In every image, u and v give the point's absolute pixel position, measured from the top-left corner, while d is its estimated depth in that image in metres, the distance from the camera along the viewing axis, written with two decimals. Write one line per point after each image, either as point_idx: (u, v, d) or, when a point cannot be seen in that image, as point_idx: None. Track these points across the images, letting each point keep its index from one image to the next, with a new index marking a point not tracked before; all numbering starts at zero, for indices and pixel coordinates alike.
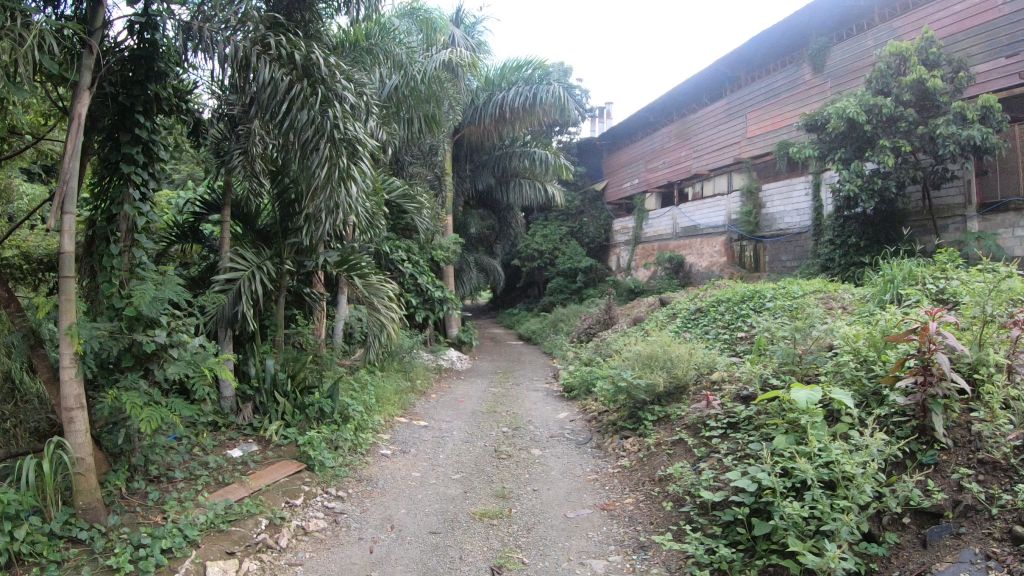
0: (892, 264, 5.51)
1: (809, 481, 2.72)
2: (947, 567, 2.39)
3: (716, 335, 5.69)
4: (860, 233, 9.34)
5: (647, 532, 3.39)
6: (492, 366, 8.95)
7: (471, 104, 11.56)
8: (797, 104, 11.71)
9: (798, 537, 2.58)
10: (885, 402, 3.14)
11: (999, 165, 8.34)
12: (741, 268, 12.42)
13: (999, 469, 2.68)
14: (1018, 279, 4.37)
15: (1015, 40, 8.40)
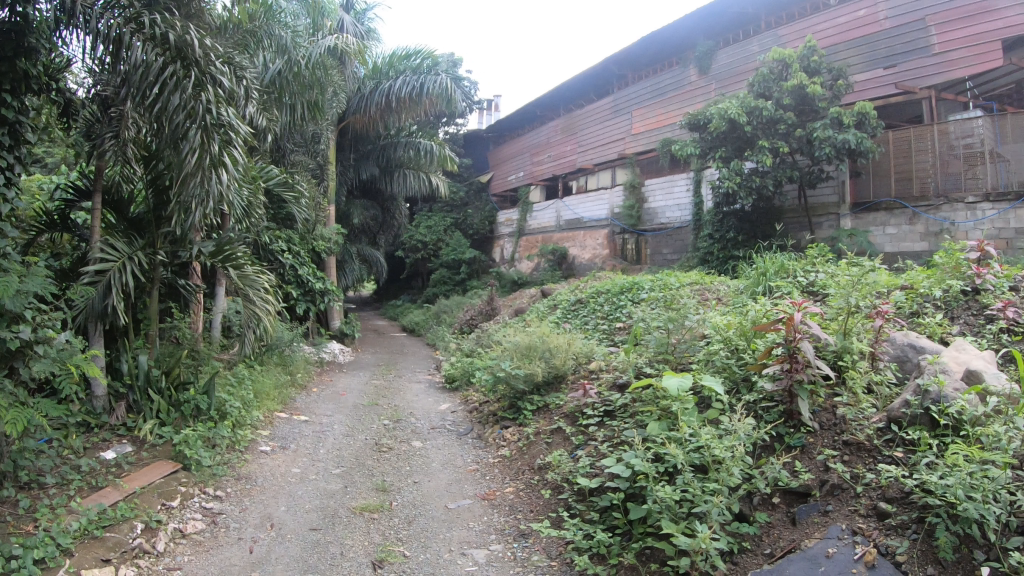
0: (764, 258, 5.75)
1: (680, 465, 2.79)
2: (815, 544, 2.52)
3: (595, 325, 5.78)
4: (736, 229, 9.74)
5: (527, 519, 3.42)
6: (375, 358, 8.79)
7: (357, 92, 11.22)
8: (681, 103, 12.11)
9: (672, 519, 2.65)
10: (754, 389, 3.25)
11: (871, 167, 8.93)
12: (623, 261, 12.79)
13: (863, 449, 2.84)
14: (881, 273, 4.63)
15: (893, 53, 9.18)
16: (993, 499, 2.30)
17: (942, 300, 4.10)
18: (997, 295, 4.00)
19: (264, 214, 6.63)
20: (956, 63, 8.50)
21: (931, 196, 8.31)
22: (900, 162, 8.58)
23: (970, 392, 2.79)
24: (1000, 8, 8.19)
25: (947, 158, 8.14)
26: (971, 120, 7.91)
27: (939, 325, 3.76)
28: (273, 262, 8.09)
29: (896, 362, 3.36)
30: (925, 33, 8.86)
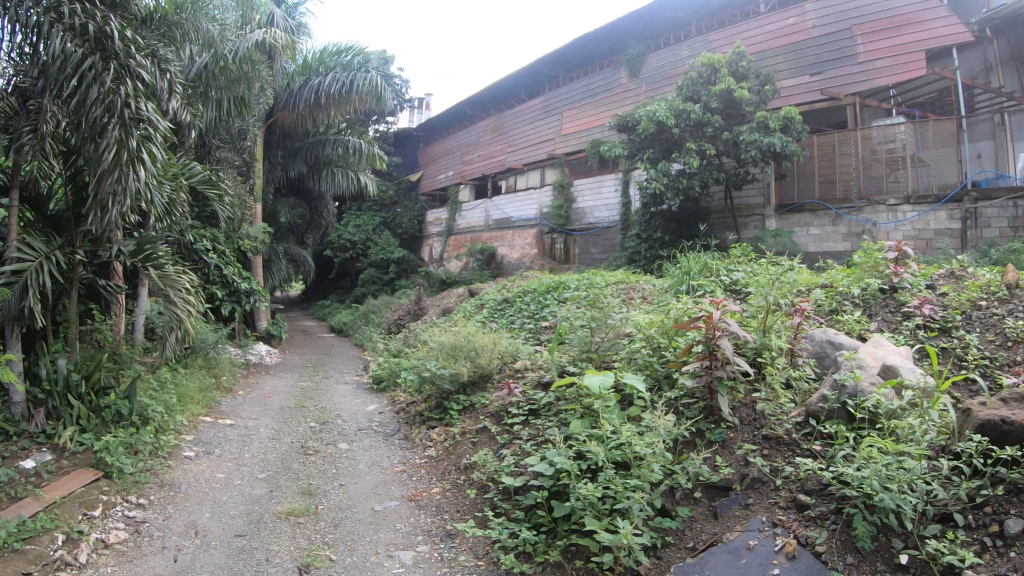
0: (688, 257, 5.85)
1: (601, 463, 2.81)
2: (737, 537, 2.57)
3: (522, 324, 5.78)
4: (664, 229, 9.80)
5: (453, 519, 3.40)
6: (303, 359, 8.63)
7: (285, 88, 10.95)
8: (611, 105, 12.27)
9: (595, 515, 2.68)
10: (675, 385, 3.30)
11: (796, 170, 9.17)
12: (552, 260, 12.88)
13: (782, 443, 2.89)
14: (801, 273, 4.74)
15: (820, 60, 9.51)
16: (909, 489, 2.40)
17: (859, 298, 4.15)
18: (911, 292, 4.06)
19: (185, 211, 6.44)
20: (882, 71, 8.92)
21: (853, 198, 8.63)
22: (824, 165, 8.86)
23: (886, 386, 2.86)
24: (925, 19, 8.69)
25: (870, 162, 8.47)
26: (894, 125, 8.27)
27: (856, 322, 3.82)
28: (197, 261, 7.84)
29: (815, 358, 3.38)
30: (851, 42, 9.24)
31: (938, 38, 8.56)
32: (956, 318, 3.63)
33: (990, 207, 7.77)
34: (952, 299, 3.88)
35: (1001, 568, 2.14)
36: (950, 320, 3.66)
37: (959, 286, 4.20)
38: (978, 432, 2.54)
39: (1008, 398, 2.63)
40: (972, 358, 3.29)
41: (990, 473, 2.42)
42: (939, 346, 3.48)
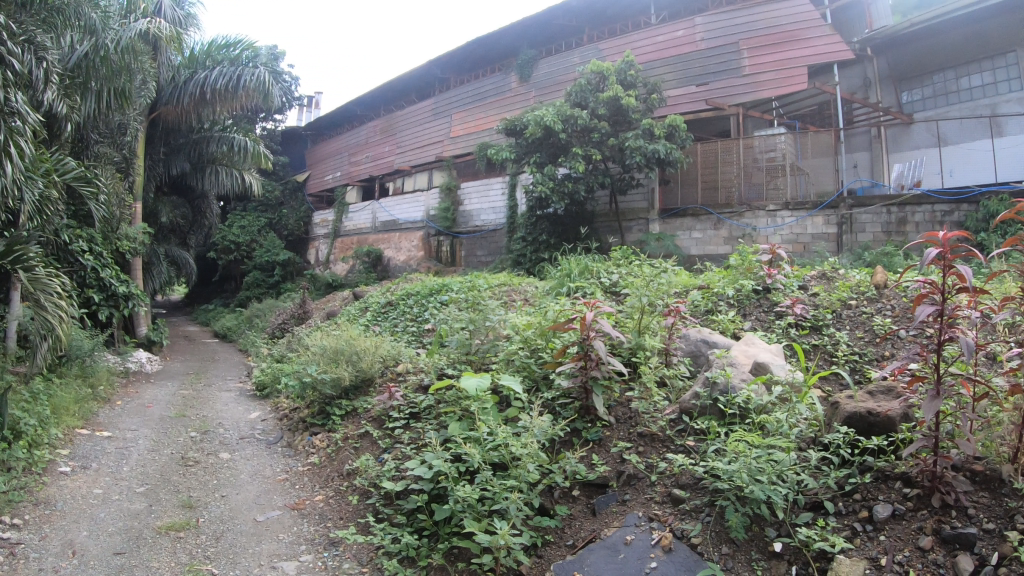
0: (569, 260, 5.92)
1: (477, 465, 2.76)
2: (613, 533, 2.50)
3: (405, 326, 5.70)
4: (549, 232, 9.96)
5: (336, 527, 3.33)
6: (184, 366, 8.27)
7: (170, 82, 10.40)
8: (500, 109, 12.35)
9: (475, 517, 2.64)
10: (551, 385, 3.24)
11: (679, 177, 9.54)
12: (438, 262, 12.84)
13: (657, 440, 2.86)
14: (682, 276, 4.84)
15: (706, 72, 9.87)
16: (779, 480, 2.37)
17: (734, 299, 4.31)
18: (784, 293, 4.24)
19: (57, 209, 6.07)
20: (765, 84, 9.36)
21: (735, 204, 8.98)
22: (707, 173, 9.25)
23: (755, 382, 2.84)
24: (810, 37, 9.14)
25: (751, 169, 8.86)
26: (775, 136, 8.62)
27: (732, 322, 3.95)
28: (73, 265, 7.38)
29: (689, 357, 3.44)
30: (737, 55, 9.63)
31: (819, 54, 9.06)
32: (827, 316, 3.78)
33: (865, 214, 8.24)
34: (823, 300, 4.05)
35: (872, 551, 2.17)
36: (820, 319, 3.80)
37: (830, 287, 4.41)
38: (845, 424, 2.55)
39: (875, 391, 2.65)
40: (842, 354, 3.37)
41: (858, 462, 2.45)
42: (810, 343, 3.59)
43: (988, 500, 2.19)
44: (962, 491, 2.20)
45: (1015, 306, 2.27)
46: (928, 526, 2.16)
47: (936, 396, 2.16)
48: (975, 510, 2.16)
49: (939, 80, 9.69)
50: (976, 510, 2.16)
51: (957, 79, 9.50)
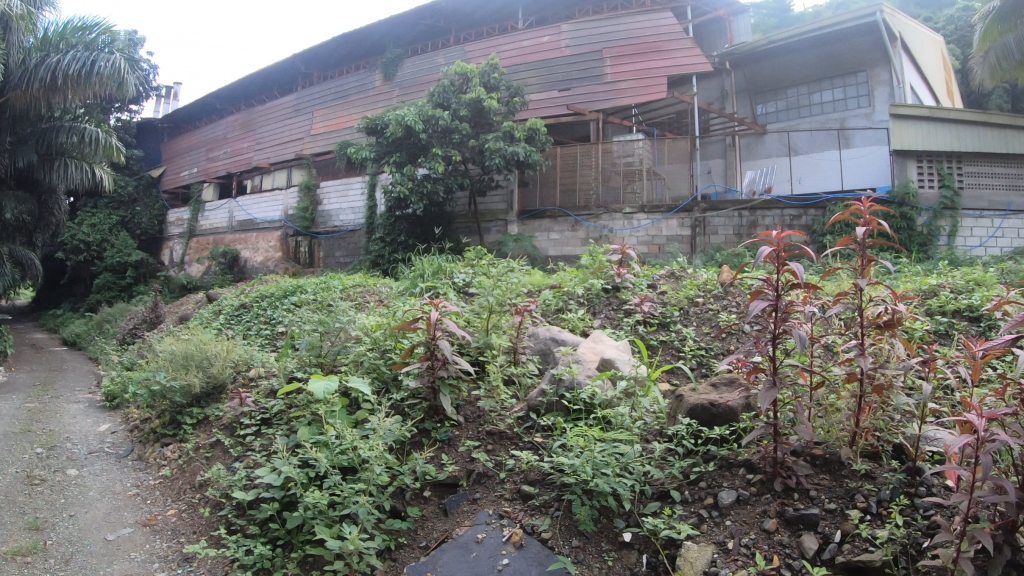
0: (422, 260, 5.81)
1: (324, 469, 2.56)
2: (465, 532, 2.38)
3: (258, 330, 5.39)
4: (408, 233, 9.86)
5: (190, 541, 3.17)
6: (29, 377, 7.66)
7: (17, 64, 9.72)
8: (363, 107, 12.30)
9: (325, 523, 2.46)
10: (401, 386, 2.96)
11: (538, 179, 9.74)
12: (295, 264, 12.46)
13: (505, 438, 2.77)
14: (535, 276, 4.79)
15: (568, 78, 10.13)
16: (625, 472, 2.34)
17: (584, 297, 4.38)
18: (633, 292, 4.37)
19: None
20: (625, 91, 9.72)
21: (592, 206, 9.19)
22: (566, 175, 9.46)
23: (600, 377, 2.88)
24: (670, 49, 9.55)
25: (609, 173, 9.12)
26: (633, 142, 8.95)
27: (581, 320, 4.02)
28: None
29: (538, 355, 3.35)
30: (600, 63, 9.93)
31: (680, 66, 9.47)
32: (674, 314, 3.92)
33: (717, 217, 8.61)
34: (671, 297, 4.19)
35: (719, 536, 2.16)
36: (668, 316, 3.94)
37: (678, 285, 4.56)
38: (688, 416, 2.55)
39: (718, 383, 2.68)
40: (689, 349, 3.48)
41: (703, 452, 2.46)
42: (659, 340, 3.70)
43: (828, 482, 2.24)
44: (802, 474, 2.23)
45: (846, 302, 2.13)
46: (772, 509, 2.18)
47: (772, 386, 2.02)
48: (816, 492, 2.21)
49: (793, 95, 10.24)
50: (817, 492, 2.21)
51: (809, 94, 10.05)
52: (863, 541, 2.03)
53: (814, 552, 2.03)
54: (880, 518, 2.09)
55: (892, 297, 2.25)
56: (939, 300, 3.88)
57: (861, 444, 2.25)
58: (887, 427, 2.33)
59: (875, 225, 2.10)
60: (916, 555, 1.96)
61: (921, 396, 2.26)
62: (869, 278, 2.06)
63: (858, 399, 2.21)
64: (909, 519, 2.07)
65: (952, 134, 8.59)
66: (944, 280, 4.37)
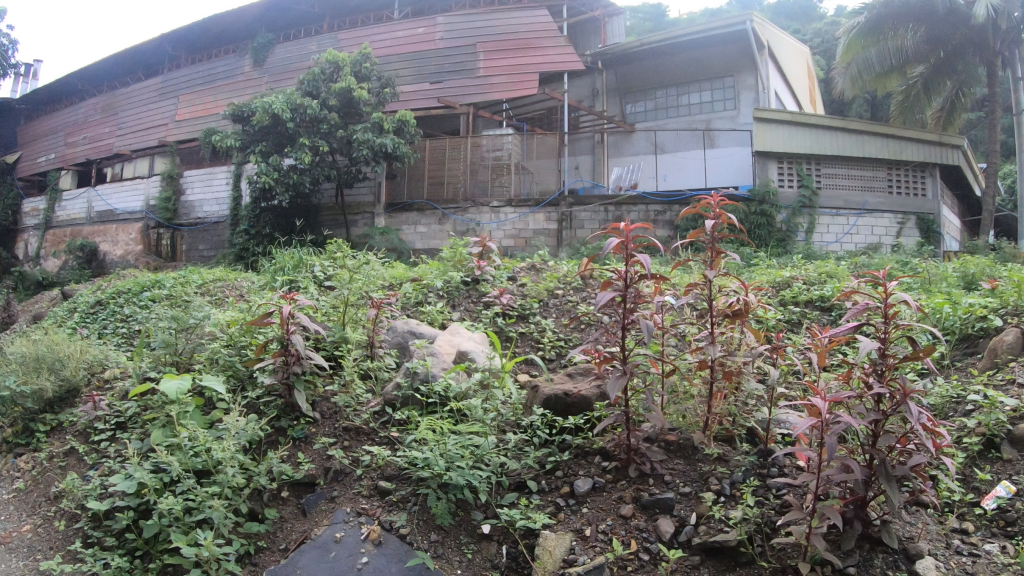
0: (283, 252, 5.10)
1: (177, 474, 2.40)
2: (322, 532, 2.27)
3: (115, 329, 4.93)
4: (272, 225, 9.76)
5: (47, 557, 2.90)
6: None
7: None
8: (230, 92, 12.17)
9: (181, 530, 2.26)
10: (256, 385, 2.79)
11: (406, 171, 9.64)
12: (156, 258, 11.92)
13: (361, 434, 2.64)
14: (390, 270, 4.41)
15: (440, 70, 10.46)
16: (480, 464, 2.30)
17: (444, 290, 4.09)
18: (492, 284, 4.16)
19: None
20: (496, 86, 10.07)
21: (460, 199, 9.22)
22: (433, 169, 9.44)
23: (455, 369, 2.74)
24: (542, 47, 10.06)
25: (477, 167, 9.22)
26: (501, 136, 9.12)
27: (440, 312, 3.76)
28: None
29: (395, 348, 3.12)
30: (472, 58, 10.33)
31: (551, 62, 9.93)
32: (533, 305, 3.82)
33: (583, 211, 8.82)
34: (530, 289, 4.08)
35: (576, 524, 2.17)
36: (527, 308, 3.82)
37: (539, 277, 4.48)
38: (543, 407, 2.55)
39: (573, 372, 2.69)
40: (548, 341, 3.41)
41: (557, 441, 2.46)
42: (517, 332, 3.58)
43: (683, 467, 2.28)
44: (656, 460, 2.26)
45: (696, 292, 2.11)
46: (628, 495, 2.20)
47: (621, 375, 2.00)
48: (670, 476, 2.24)
49: (660, 97, 10.34)
50: (671, 476, 2.24)
51: (678, 96, 10.19)
52: (717, 521, 2.07)
53: (670, 535, 2.06)
54: (733, 499, 2.13)
55: (741, 287, 2.28)
56: (793, 292, 4.06)
57: (714, 429, 2.30)
58: (739, 412, 2.37)
59: (724, 218, 2.10)
60: (769, 533, 2.02)
61: (771, 382, 2.28)
62: (718, 270, 2.06)
63: (710, 386, 2.23)
64: (761, 499, 2.12)
65: (810, 138, 8.88)
66: (798, 272, 4.60)
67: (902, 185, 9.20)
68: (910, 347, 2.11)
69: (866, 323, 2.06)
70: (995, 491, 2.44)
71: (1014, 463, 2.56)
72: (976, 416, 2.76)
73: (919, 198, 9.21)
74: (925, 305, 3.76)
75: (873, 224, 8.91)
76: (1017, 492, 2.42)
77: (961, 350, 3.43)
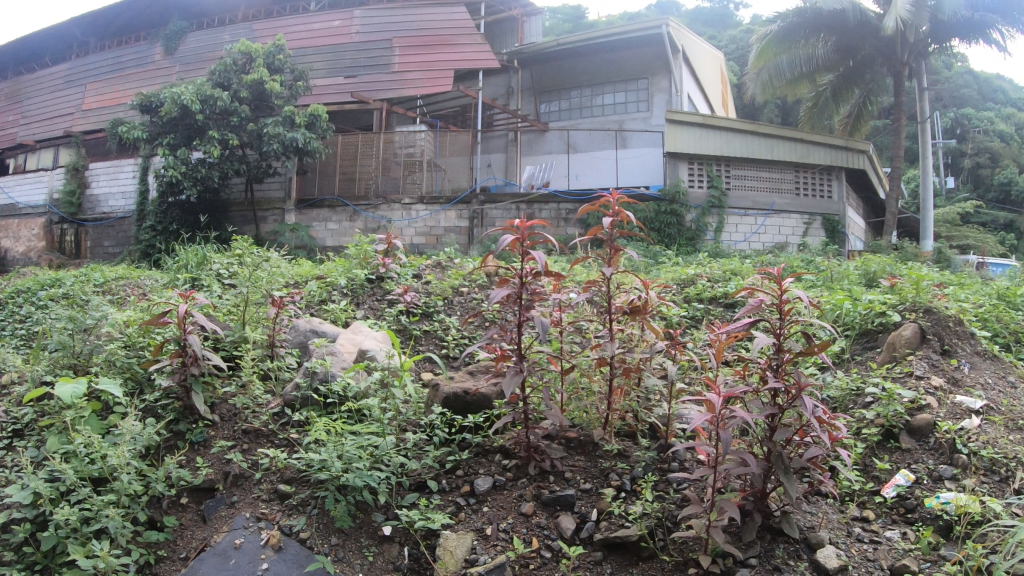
0: (187, 248, 4.98)
1: (71, 484, 2.27)
2: (222, 539, 2.19)
3: (9, 330, 4.65)
4: (179, 222, 9.42)
5: None
6: None
7: None
8: (141, 82, 11.86)
9: (78, 542, 2.12)
10: (155, 389, 2.69)
11: (317, 167, 9.57)
12: (59, 254, 11.42)
13: (261, 436, 2.57)
14: (297, 266, 4.33)
15: (355, 64, 10.46)
16: (378, 465, 2.26)
17: (348, 287, 4.03)
18: (397, 282, 4.12)
19: None
20: (411, 82, 10.16)
21: (371, 196, 9.16)
22: (345, 164, 9.36)
23: (355, 369, 2.69)
24: (458, 44, 10.16)
25: (389, 163, 9.16)
26: (414, 133, 9.08)
27: (343, 311, 3.68)
28: None
29: (297, 349, 3.04)
30: (387, 53, 10.39)
31: (466, 60, 10.05)
32: (437, 303, 3.80)
33: (494, 209, 8.94)
34: (436, 287, 4.03)
35: (477, 523, 2.16)
36: (431, 305, 3.80)
37: (444, 274, 4.43)
38: (442, 406, 2.53)
39: (475, 369, 2.68)
40: (452, 339, 3.41)
41: (458, 440, 2.45)
42: (420, 329, 3.53)
43: (584, 463, 2.30)
44: (556, 457, 2.28)
45: (596, 291, 2.15)
46: (528, 493, 2.21)
47: (517, 372, 2.01)
48: (572, 473, 2.26)
49: (575, 96, 10.34)
50: (572, 473, 2.26)
51: (591, 96, 10.20)
52: (618, 517, 2.09)
53: (572, 532, 2.07)
54: (633, 494, 2.16)
55: (641, 285, 2.32)
56: (697, 288, 4.19)
57: (614, 425, 2.33)
58: (642, 407, 2.40)
59: (623, 216, 2.13)
60: (670, 527, 2.05)
61: (669, 377, 2.31)
62: (617, 267, 2.09)
63: (610, 382, 2.26)
64: (661, 493, 2.15)
65: (721, 140, 9.27)
66: (704, 269, 4.72)
67: (808, 189, 9.66)
68: (804, 342, 2.13)
69: (761, 318, 2.09)
70: (895, 479, 2.52)
71: (912, 452, 2.66)
72: (874, 408, 2.86)
73: (825, 199, 9.73)
74: (827, 302, 3.90)
75: (781, 225, 9.35)
76: (915, 480, 2.51)
77: (862, 344, 3.58)
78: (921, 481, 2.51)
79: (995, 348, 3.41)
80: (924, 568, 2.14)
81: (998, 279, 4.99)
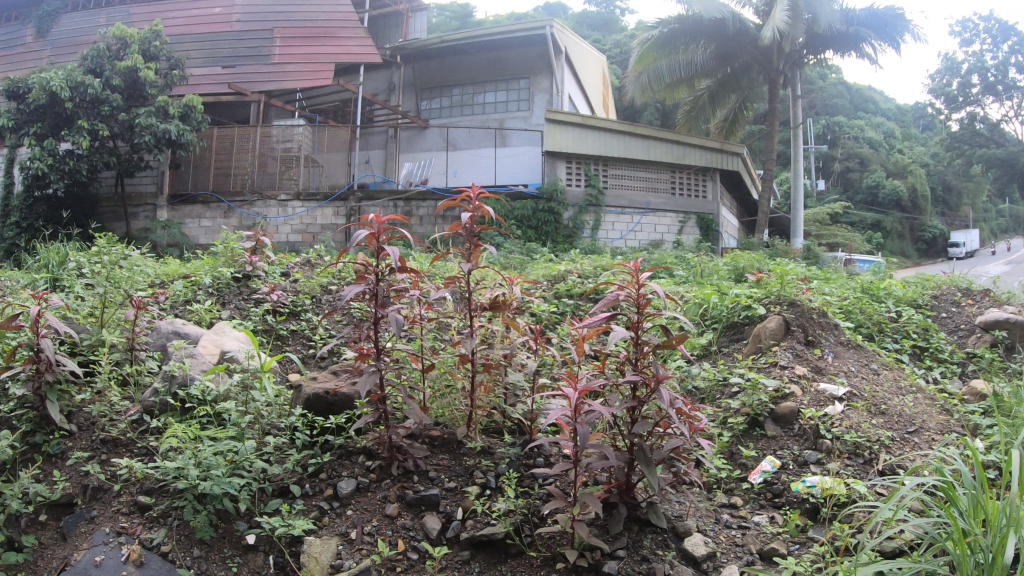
0: (48, 247, 4.81)
1: None
2: (82, 556, 2.11)
3: None
4: (44, 217, 8.84)
5: None
6: None
7: None
8: (10, 64, 11.22)
9: None
10: (7, 398, 2.58)
11: (191, 161, 9.30)
12: None
13: (119, 446, 2.50)
14: (157, 265, 4.22)
15: (234, 53, 10.17)
16: (237, 471, 2.22)
17: (213, 287, 3.94)
18: (265, 280, 4.05)
19: None
20: (290, 74, 9.93)
21: (246, 191, 8.97)
22: (220, 159, 9.17)
23: (214, 372, 2.61)
24: (342, 37, 10.05)
25: (267, 157, 8.98)
26: (293, 127, 8.94)
27: (208, 311, 3.60)
28: None
29: (157, 352, 2.97)
30: (268, 43, 10.14)
31: (350, 54, 9.97)
32: (305, 302, 3.78)
33: (371, 206, 8.88)
34: (303, 285, 4.00)
35: (341, 527, 2.16)
36: (299, 304, 3.77)
37: (314, 273, 4.39)
38: (304, 407, 2.52)
39: (337, 369, 2.68)
40: (319, 338, 3.39)
41: (320, 442, 2.45)
42: (287, 329, 3.50)
43: (448, 461, 2.36)
44: (418, 456, 2.32)
45: (456, 286, 2.21)
46: (392, 494, 2.23)
47: (370, 374, 2.05)
48: (436, 472, 2.31)
49: (456, 95, 10.35)
50: (436, 472, 2.31)
51: (473, 95, 10.23)
52: (482, 515, 2.15)
53: (437, 532, 2.10)
54: (497, 491, 2.23)
55: (504, 282, 2.38)
56: (568, 285, 4.36)
57: (476, 423, 2.38)
58: (507, 402, 2.47)
59: (482, 212, 2.16)
60: (537, 522, 2.11)
61: (531, 372, 2.38)
62: (475, 262, 2.13)
63: (472, 379, 2.29)
64: (526, 489, 2.23)
65: (599, 139, 9.40)
66: (574, 266, 4.87)
67: (683, 189, 10.06)
68: (660, 334, 2.20)
69: (618, 312, 2.17)
70: (762, 466, 2.64)
71: (777, 439, 2.79)
72: (740, 398, 3.00)
73: (699, 199, 10.19)
74: (696, 296, 4.08)
75: (655, 223, 9.66)
76: (780, 466, 2.64)
77: (729, 337, 3.75)
78: (787, 466, 2.64)
79: (858, 338, 3.62)
80: (793, 551, 2.24)
81: (860, 275, 5.28)
